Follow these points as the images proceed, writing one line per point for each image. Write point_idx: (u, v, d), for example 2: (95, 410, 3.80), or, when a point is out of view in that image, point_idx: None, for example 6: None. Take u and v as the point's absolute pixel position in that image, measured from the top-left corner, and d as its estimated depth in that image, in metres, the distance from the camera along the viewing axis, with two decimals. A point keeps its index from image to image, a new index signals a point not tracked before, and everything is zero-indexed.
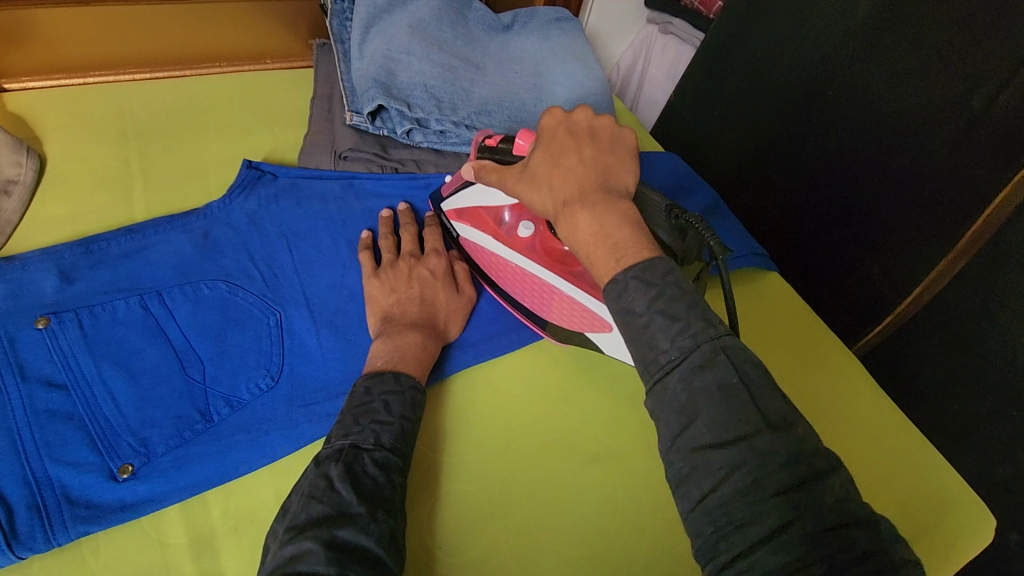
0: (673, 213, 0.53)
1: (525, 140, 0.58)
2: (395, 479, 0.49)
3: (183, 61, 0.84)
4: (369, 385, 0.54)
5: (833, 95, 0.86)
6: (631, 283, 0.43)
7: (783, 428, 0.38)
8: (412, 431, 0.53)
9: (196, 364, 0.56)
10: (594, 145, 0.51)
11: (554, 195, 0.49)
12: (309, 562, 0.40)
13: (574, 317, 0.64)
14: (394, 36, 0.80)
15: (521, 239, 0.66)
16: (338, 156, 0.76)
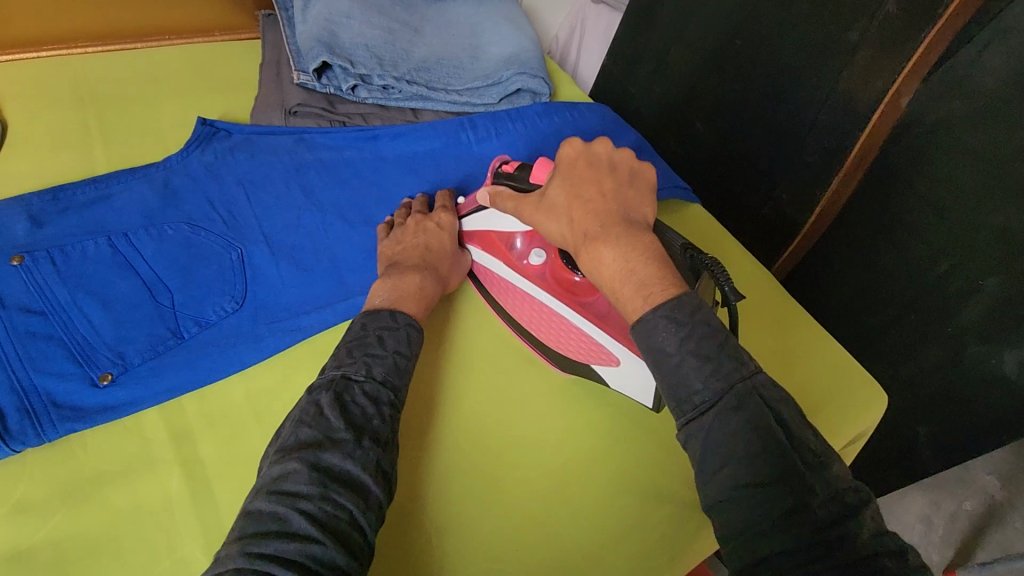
0: (691, 252, 0.57)
1: (542, 170, 0.60)
2: (385, 412, 0.53)
3: (133, 33, 0.88)
4: (367, 321, 0.59)
5: (741, 44, 0.95)
6: (661, 323, 0.47)
7: (818, 468, 0.43)
8: (406, 365, 0.57)
9: (165, 292, 0.61)
10: (615, 179, 0.54)
11: (576, 228, 0.53)
12: (295, 481, 0.46)
13: (583, 349, 0.64)
14: (335, 2, 0.86)
15: (532, 267, 0.67)
16: (288, 111, 0.81)
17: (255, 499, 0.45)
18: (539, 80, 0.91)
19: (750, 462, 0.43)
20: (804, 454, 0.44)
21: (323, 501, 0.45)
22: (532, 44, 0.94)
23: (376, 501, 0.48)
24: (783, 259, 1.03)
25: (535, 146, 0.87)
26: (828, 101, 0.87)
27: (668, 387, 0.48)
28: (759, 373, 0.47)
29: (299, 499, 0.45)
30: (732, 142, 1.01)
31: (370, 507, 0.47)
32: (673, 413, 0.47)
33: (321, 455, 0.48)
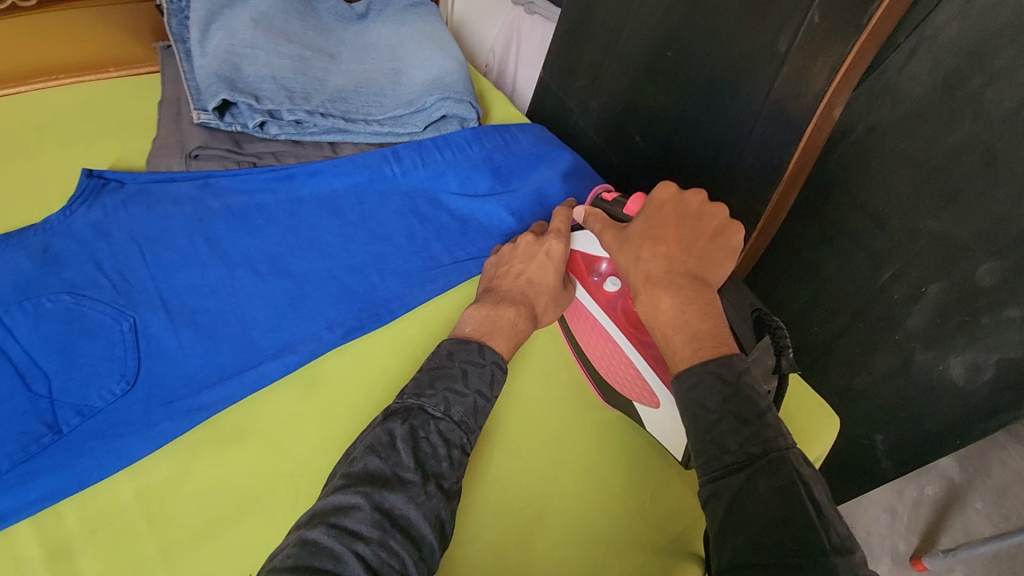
0: (760, 315, 0.55)
1: (635, 205, 0.62)
2: (455, 457, 0.52)
3: (14, 76, 0.80)
4: (453, 349, 0.58)
5: (672, 55, 0.93)
6: (706, 379, 0.47)
7: (846, 551, 0.39)
8: (485, 406, 0.56)
9: (42, 380, 0.54)
10: (697, 233, 0.55)
11: (641, 267, 0.54)
12: (355, 519, 0.45)
13: (628, 384, 0.62)
14: (236, 32, 0.79)
15: (605, 294, 0.63)
16: (189, 155, 0.74)
17: (314, 528, 0.45)
18: (466, 104, 0.86)
19: (777, 528, 0.41)
20: (832, 536, 0.40)
21: (380, 548, 0.44)
22: (457, 66, 0.89)
23: (429, 554, 0.47)
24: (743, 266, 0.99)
25: (465, 176, 0.83)
26: (761, 113, 0.83)
27: (694, 439, 0.47)
28: (793, 448, 0.44)
29: (358, 542, 0.44)
30: (670, 156, 0.98)
31: (423, 560, 0.46)
32: (700, 467, 0.46)
33: (387, 496, 0.47)
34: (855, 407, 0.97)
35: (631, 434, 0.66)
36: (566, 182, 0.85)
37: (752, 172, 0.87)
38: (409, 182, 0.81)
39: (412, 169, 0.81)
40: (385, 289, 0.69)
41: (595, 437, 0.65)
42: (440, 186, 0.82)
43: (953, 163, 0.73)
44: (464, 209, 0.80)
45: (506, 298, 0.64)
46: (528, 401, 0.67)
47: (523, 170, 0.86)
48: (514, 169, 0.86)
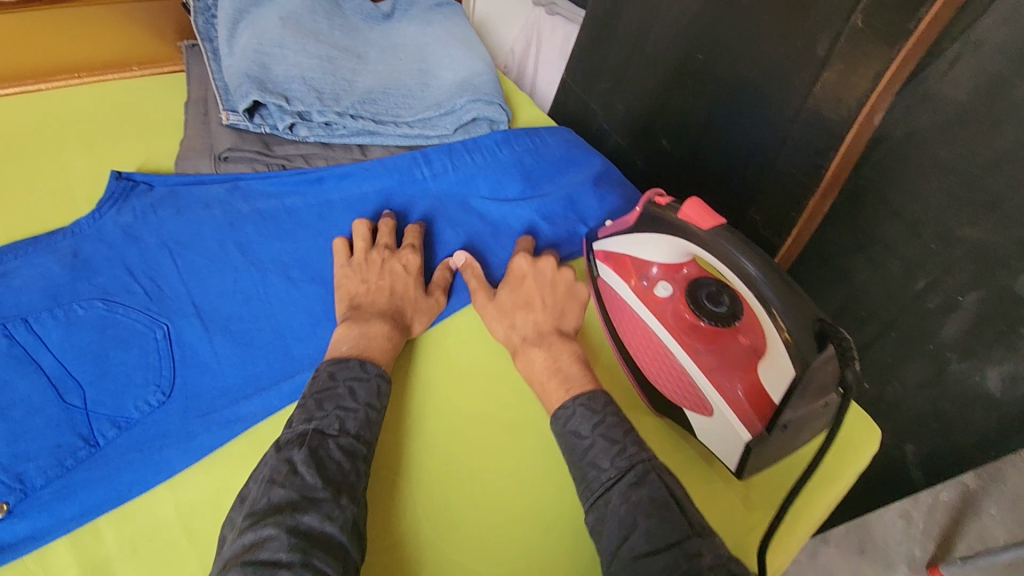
0: (821, 325, 0.51)
1: (691, 208, 0.60)
2: (360, 469, 0.50)
3: (36, 73, 0.78)
4: (334, 370, 0.55)
5: (702, 58, 0.91)
6: (578, 411, 0.55)
7: (703, 534, 0.47)
8: (378, 418, 0.54)
9: (76, 391, 0.52)
10: (552, 295, 0.67)
11: (517, 331, 0.64)
12: (272, 548, 0.41)
13: (678, 389, 0.62)
14: (264, 30, 0.77)
15: (656, 298, 0.65)
16: (218, 158, 0.73)
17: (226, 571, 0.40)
18: (496, 107, 0.85)
19: (652, 531, 0.46)
20: (694, 524, 0.47)
21: (307, 568, 0.41)
22: (485, 67, 0.88)
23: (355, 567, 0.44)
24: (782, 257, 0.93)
25: (494, 180, 0.81)
26: (797, 119, 0.82)
27: (573, 461, 0.53)
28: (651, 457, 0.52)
29: (279, 569, 0.40)
30: (698, 160, 0.96)
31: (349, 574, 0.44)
32: (583, 491, 0.51)
33: (301, 518, 0.44)
34: (885, 415, 0.96)
35: (671, 443, 0.63)
36: (597, 187, 0.84)
37: (787, 179, 0.86)
38: (436, 183, 0.79)
39: (439, 169, 0.80)
40: None
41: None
42: (471, 188, 0.80)
43: (993, 170, 0.70)
44: (495, 213, 0.79)
45: (370, 309, 0.62)
46: (508, 387, 0.64)
47: (552, 175, 0.85)
48: (543, 172, 0.84)
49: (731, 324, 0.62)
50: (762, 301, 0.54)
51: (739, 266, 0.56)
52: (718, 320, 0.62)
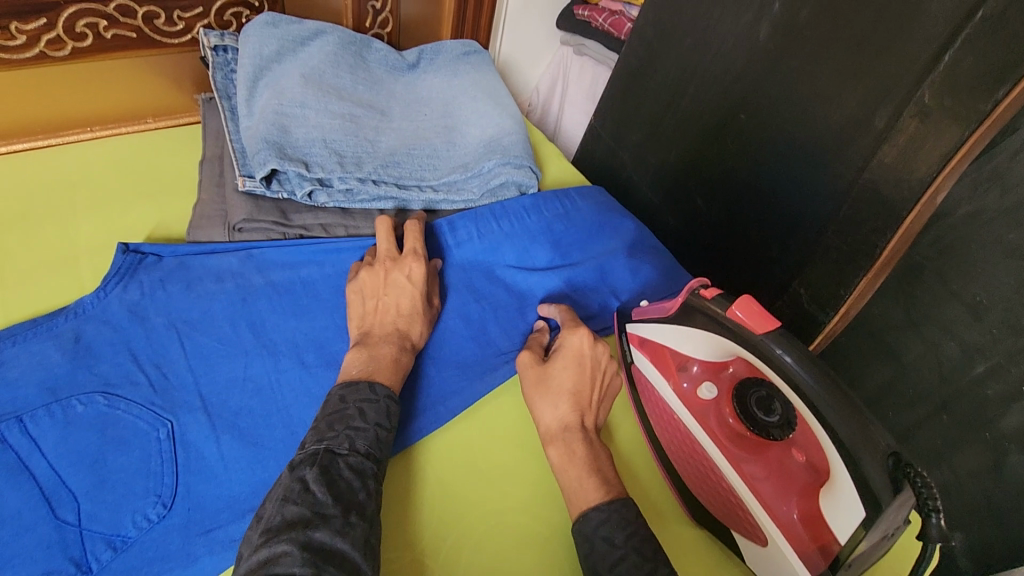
0: (898, 463, 0.45)
1: (742, 310, 0.54)
2: (370, 486, 0.48)
3: (46, 127, 0.75)
4: (344, 393, 0.53)
5: (744, 118, 0.86)
6: (612, 516, 0.50)
7: None
8: (388, 439, 0.52)
9: (70, 506, 0.48)
10: (600, 388, 0.62)
11: (559, 414, 0.58)
12: (286, 562, 0.39)
13: (722, 505, 0.57)
14: (285, 89, 0.73)
15: (699, 399, 0.62)
16: (233, 228, 0.69)
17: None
18: (525, 169, 0.81)
19: None
20: None
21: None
22: (514, 124, 0.84)
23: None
24: (819, 341, 0.88)
25: (524, 248, 0.77)
26: (850, 192, 0.76)
27: (593, 570, 0.49)
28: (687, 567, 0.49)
29: None
30: (737, 223, 0.92)
31: None
32: None
33: (313, 533, 0.42)
34: None
35: (720, 565, 0.57)
36: (630, 257, 0.79)
37: (837, 252, 0.81)
38: (463, 251, 0.75)
39: (467, 234, 0.76)
40: (444, 383, 0.64)
41: (674, 553, 0.57)
42: (501, 257, 0.76)
43: None
44: (527, 284, 0.74)
45: (375, 324, 0.61)
46: (508, 494, 0.58)
47: (583, 244, 0.80)
48: (574, 240, 0.80)
49: (786, 435, 0.57)
50: (823, 423, 0.49)
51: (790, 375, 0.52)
52: (769, 430, 0.57)
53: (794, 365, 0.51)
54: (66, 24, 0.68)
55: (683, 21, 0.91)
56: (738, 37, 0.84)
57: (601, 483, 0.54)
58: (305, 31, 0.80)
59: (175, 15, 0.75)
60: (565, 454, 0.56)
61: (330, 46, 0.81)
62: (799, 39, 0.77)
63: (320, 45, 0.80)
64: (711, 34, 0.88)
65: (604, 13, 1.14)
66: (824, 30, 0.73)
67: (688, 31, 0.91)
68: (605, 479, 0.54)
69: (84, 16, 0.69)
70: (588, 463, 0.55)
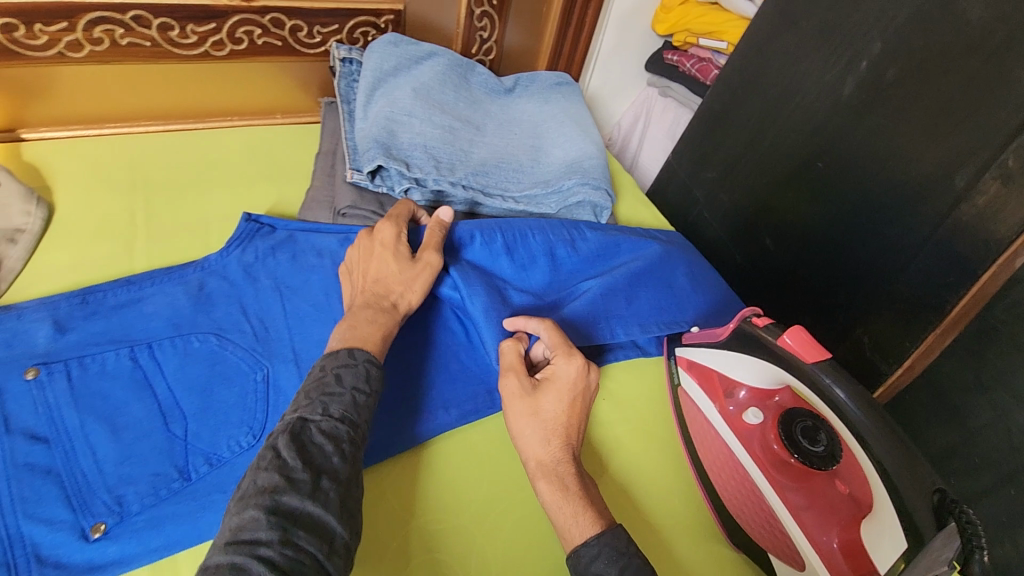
0: (942, 499, 0.46)
1: (794, 338, 0.57)
2: (346, 450, 0.50)
3: (197, 113, 0.88)
4: (323, 363, 0.55)
5: (822, 166, 0.88)
6: (604, 552, 0.50)
7: None
8: (366, 402, 0.54)
9: (179, 421, 0.56)
10: (582, 419, 0.59)
11: (551, 449, 0.57)
12: (251, 527, 0.42)
13: (764, 528, 0.58)
14: (398, 99, 0.83)
15: (745, 424, 0.63)
16: (338, 213, 0.77)
17: (211, 551, 0.42)
18: (602, 191, 0.86)
19: None
20: None
21: (284, 545, 0.42)
22: (596, 151, 0.90)
23: (341, 542, 0.45)
24: (881, 393, 0.90)
25: (522, 263, 0.75)
26: (925, 246, 0.77)
27: None
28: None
29: (258, 546, 0.41)
30: (805, 267, 0.93)
31: (335, 551, 0.44)
32: None
33: (281, 498, 0.44)
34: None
35: None
36: (692, 283, 0.81)
37: (906, 304, 0.81)
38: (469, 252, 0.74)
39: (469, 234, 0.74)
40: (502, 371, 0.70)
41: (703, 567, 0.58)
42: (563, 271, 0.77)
43: None
44: (522, 301, 0.72)
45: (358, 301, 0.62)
46: (515, 494, 0.61)
47: (579, 274, 0.78)
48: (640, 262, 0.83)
49: (829, 466, 0.56)
50: (866, 450, 0.51)
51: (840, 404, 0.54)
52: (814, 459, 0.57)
53: (840, 395, 0.54)
54: (229, 30, 0.81)
55: (771, 70, 0.95)
56: (824, 89, 0.87)
57: (595, 518, 0.53)
58: (420, 52, 0.90)
59: (315, 30, 0.87)
60: (558, 490, 0.54)
61: (440, 66, 0.91)
62: (887, 95, 0.79)
63: (431, 64, 0.90)
64: (797, 84, 0.91)
65: (693, 59, 1.19)
66: (912, 87, 0.76)
67: (774, 80, 0.95)
68: (599, 513, 0.54)
69: (243, 24, 0.81)
70: (582, 498, 0.54)
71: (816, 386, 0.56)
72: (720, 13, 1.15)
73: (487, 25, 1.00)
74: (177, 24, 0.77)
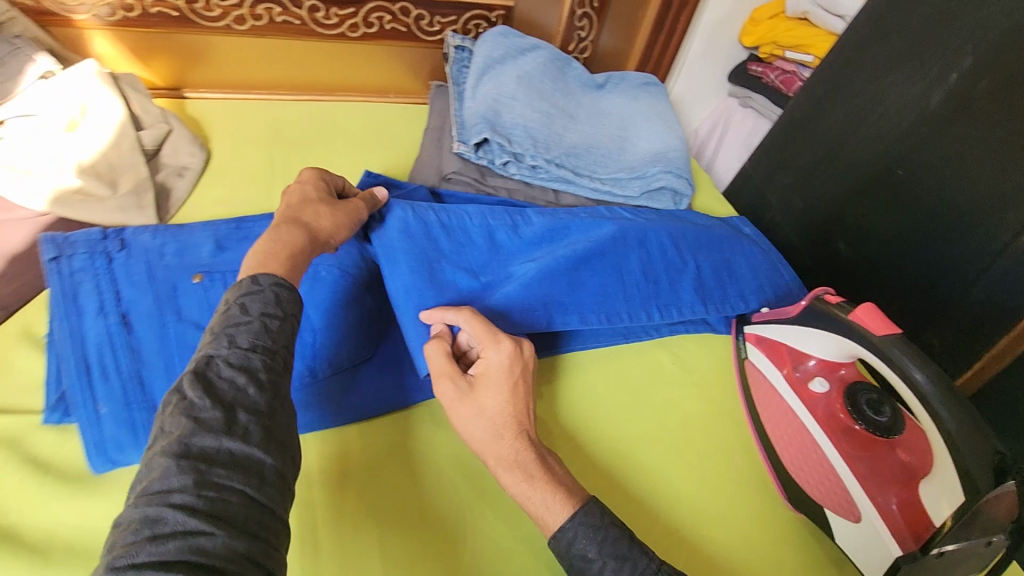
0: (1000, 460, 0.50)
1: (864, 312, 0.61)
2: (260, 378, 0.46)
3: (325, 87, 1.01)
4: (227, 297, 0.51)
5: (902, 174, 0.91)
6: (577, 530, 0.51)
7: None
8: (279, 327, 0.50)
9: (308, 329, 0.64)
10: (525, 404, 0.58)
11: (502, 444, 0.55)
12: (162, 477, 0.39)
13: (823, 486, 0.61)
14: (504, 83, 0.92)
15: (812, 393, 0.67)
16: (444, 177, 0.87)
17: (124, 508, 0.39)
18: (683, 181, 0.93)
19: None
20: None
21: (203, 488, 0.39)
22: (679, 144, 0.97)
23: (271, 470, 0.43)
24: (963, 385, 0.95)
25: (459, 243, 0.70)
26: (1003, 254, 0.80)
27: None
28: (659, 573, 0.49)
29: (170, 494, 0.38)
30: (876, 271, 0.96)
31: (266, 481, 0.42)
32: None
33: (192, 440, 0.41)
34: None
35: (803, 539, 0.62)
36: (767, 269, 0.85)
37: (979, 307, 0.84)
38: (394, 230, 0.68)
39: (405, 214, 0.69)
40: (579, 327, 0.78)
41: (759, 516, 0.63)
42: None
43: None
44: (459, 282, 0.67)
45: (260, 241, 0.58)
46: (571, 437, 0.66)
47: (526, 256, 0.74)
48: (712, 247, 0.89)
49: (892, 436, 0.61)
50: (932, 417, 0.54)
51: (911, 379, 0.56)
52: (876, 428, 0.62)
53: (902, 358, 0.57)
54: (364, 14, 0.92)
55: (856, 80, 0.98)
56: (910, 100, 0.90)
57: (567, 494, 0.53)
58: (526, 44, 0.99)
59: (435, 20, 0.97)
60: (523, 480, 0.54)
61: (542, 58, 0.99)
62: (974, 108, 0.82)
63: (534, 56, 0.99)
64: (882, 96, 0.95)
65: (777, 70, 1.25)
66: (1001, 101, 0.79)
67: (858, 91, 0.98)
68: (567, 488, 0.54)
69: (376, 10, 0.92)
70: (547, 479, 0.54)
71: (882, 354, 0.59)
72: (808, 28, 1.20)
73: (586, 25, 1.09)
74: (323, 6, 0.89)
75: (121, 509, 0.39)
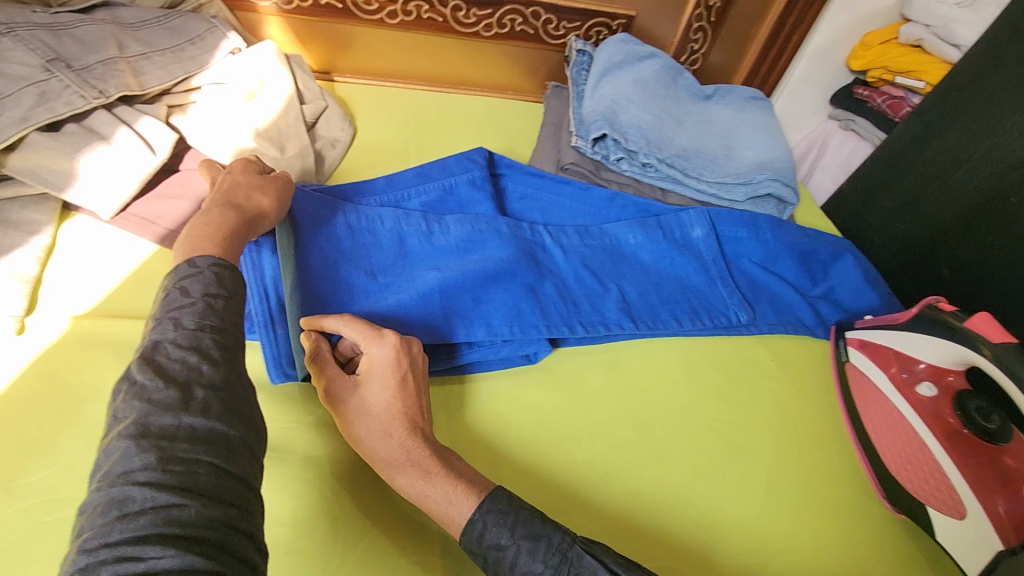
0: None
1: (981, 320, 0.63)
2: (213, 356, 0.45)
3: (451, 81, 1.10)
4: (165, 283, 0.50)
5: (1017, 201, 0.91)
6: (489, 518, 0.50)
7: None
8: (223, 305, 0.49)
9: None
10: (417, 400, 0.57)
11: (392, 442, 0.54)
12: (123, 459, 0.39)
13: (926, 486, 0.64)
14: (622, 85, 0.98)
15: (919, 396, 0.68)
16: (562, 167, 0.95)
17: (88, 496, 0.39)
18: (789, 189, 0.96)
19: None
20: None
21: (167, 463, 0.39)
22: (785, 156, 1.00)
23: (237, 440, 0.43)
24: None
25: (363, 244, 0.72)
26: None
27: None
28: (575, 545, 0.50)
29: (134, 474, 0.38)
30: (982, 297, 0.95)
31: (232, 451, 0.42)
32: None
33: (149, 421, 0.40)
34: None
35: (897, 536, 0.65)
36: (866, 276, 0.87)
37: None
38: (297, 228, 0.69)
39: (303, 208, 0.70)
40: None
41: (853, 510, 0.66)
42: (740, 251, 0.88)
43: None
44: (356, 283, 0.68)
45: (190, 227, 0.57)
46: (671, 413, 0.70)
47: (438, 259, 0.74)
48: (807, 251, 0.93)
49: (1000, 442, 0.62)
50: None
51: None
52: (981, 432, 0.63)
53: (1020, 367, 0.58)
54: (500, 16, 1.01)
55: (974, 107, 0.99)
56: None
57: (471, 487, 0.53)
58: (643, 51, 1.05)
59: (561, 25, 1.05)
60: (422, 476, 0.53)
61: (658, 66, 1.05)
62: None
63: (651, 63, 1.04)
64: (999, 123, 0.95)
65: (884, 95, 1.25)
66: None
67: (975, 117, 0.99)
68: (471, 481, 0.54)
69: (511, 13, 1.01)
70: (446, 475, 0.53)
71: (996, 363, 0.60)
72: (922, 55, 1.21)
73: (699, 38, 1.14)
74: (465, 7, 0.98)
75: (86, 498, 0.39)
